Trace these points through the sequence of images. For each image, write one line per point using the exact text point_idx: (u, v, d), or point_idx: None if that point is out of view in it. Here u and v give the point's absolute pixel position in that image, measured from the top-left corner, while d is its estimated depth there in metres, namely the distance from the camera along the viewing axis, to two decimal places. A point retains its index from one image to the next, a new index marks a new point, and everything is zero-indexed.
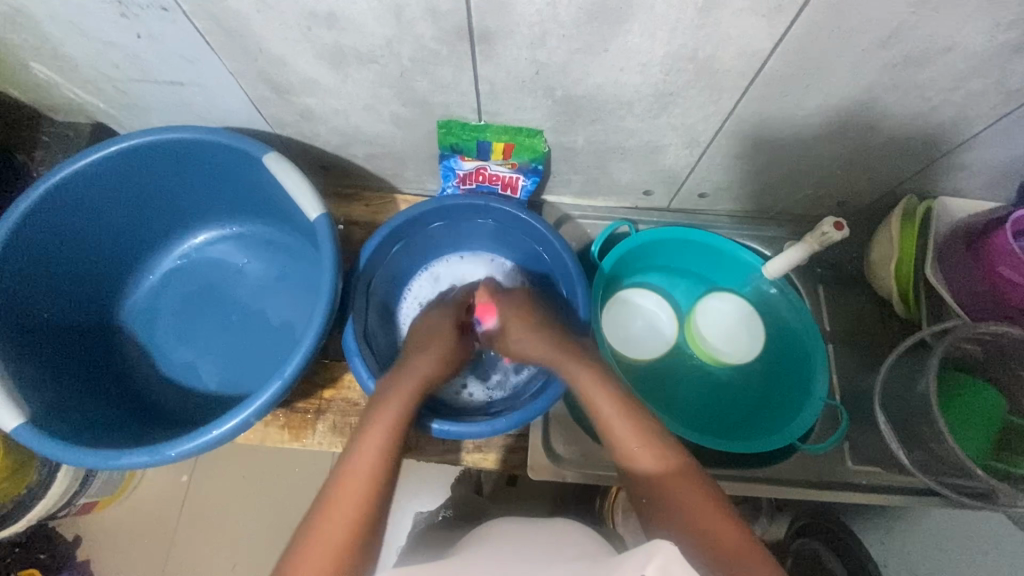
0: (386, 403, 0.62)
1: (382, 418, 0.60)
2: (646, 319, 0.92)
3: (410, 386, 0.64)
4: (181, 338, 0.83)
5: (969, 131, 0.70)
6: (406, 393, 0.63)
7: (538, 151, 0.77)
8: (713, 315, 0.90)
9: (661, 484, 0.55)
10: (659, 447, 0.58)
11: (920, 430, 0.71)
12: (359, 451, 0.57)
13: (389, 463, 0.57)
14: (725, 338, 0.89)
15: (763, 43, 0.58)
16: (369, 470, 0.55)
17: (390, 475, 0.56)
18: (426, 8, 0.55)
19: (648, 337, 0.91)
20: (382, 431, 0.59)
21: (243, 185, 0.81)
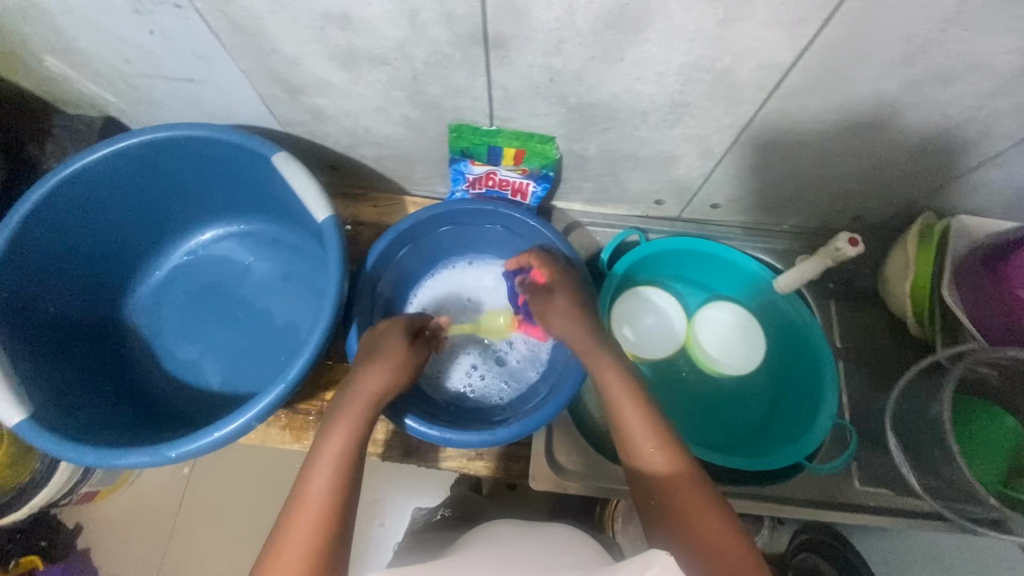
0: (353, 403, 0.60)
1: (341, 424, 0.58)
2: (656, 318, 0.91)
3: (363, 400, 0.61)
4: (185, 335, 0.82)
5: (992, 149, 0.68)
6: (371, 392, 0.62)
7: (549, 157, 0.76)
8: (712, 318, 0.90)
9: (663, 484, 0.55)
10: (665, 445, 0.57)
11: (933, 455, 0.69)
12: (312, 477, 0.54)
13: (344, 487, 0.54)
14: (725, 342, 0.89)
15: (784, 56, 0.56)
16: (324, 495, 0.53)
17: (347, 500, 0.54)
18: (442, 12, 0.54)
19: (653, 331, 0.90)
20: (334, 454, 0.56)
21: (252, 183, 0.81)
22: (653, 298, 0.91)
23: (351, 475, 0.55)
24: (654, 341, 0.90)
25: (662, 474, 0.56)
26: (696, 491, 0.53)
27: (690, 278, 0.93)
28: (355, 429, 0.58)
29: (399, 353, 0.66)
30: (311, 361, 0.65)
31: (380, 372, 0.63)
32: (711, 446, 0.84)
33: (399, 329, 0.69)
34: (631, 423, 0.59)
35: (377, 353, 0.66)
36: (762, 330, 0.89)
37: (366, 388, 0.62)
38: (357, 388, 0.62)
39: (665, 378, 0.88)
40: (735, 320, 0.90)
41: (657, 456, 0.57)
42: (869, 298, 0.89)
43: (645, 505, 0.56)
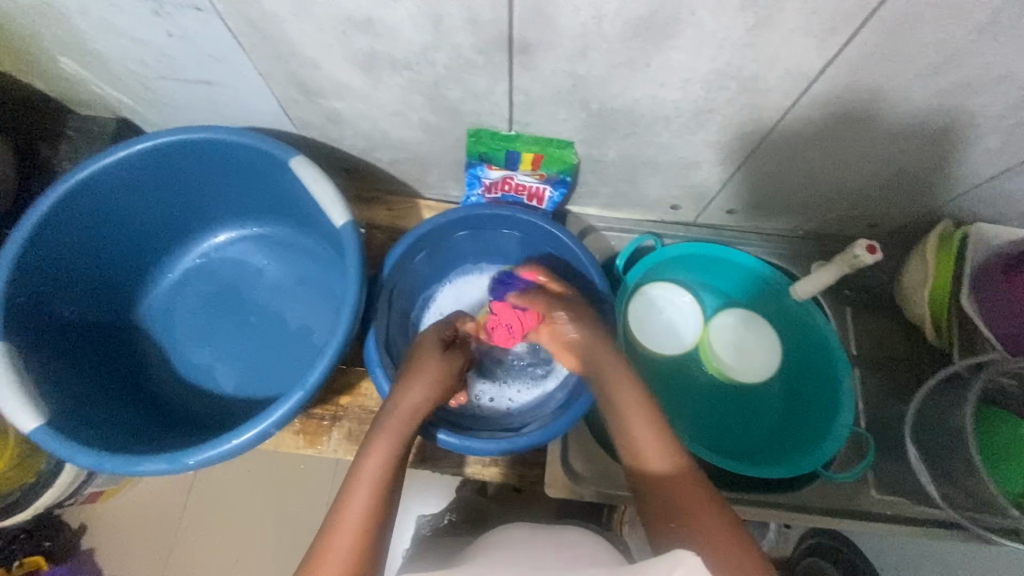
0: (389, 420, 0.61)
1: (380, 442, 0.59)
2: (673, 315, 0.91)
3: (397, 422, 0.61)
4: (198, 338, 0.82)
5: (1015, 158, 0.68)
6: (405, 411, 0.62)
7: (568, 163, 0.76)
8: (721, 326, 0.90)
9: (666, 483, 0.55)
10: (665, 445, 0.58)
11: (952, 465, 0.69)
12: (347, 504, 0.54)
13: (380, 514, 0.54)
14: (736, 352, 0.89)
15: (812, 64, 0.56)
16: (360, 519, 0.53)
17: (381, 527, 0.54)
18: (467, 18, 0.54)
19: (667, 326, 0.90)
20: (370, 481, 0.56)
21: (267, 186, 0.80)
22: (667, 292, 0.91)
23: (386, 502, 0.55)
24: (665, 335, 0.90)
25: (665, 473, 0.56)
26: (698, 497, 0.53)
27: (706, 283, 0.93)
28: (391, 455, 0.58)
29: (432, 374, 0.67)
30: (332, 367, 0.64)
31: (412, 396, 0.64)
32: (726, 454, 0.84)
33: (429, 350, 0.71)
34: (636, 425, 0.59)
35: (409, 374, 0.67)
36: (777, 336, 0.89)
37: (401, 405, 0.63)
38: (392, 406, 0.63)
39: (676, 382, 0.88)
40: (745, 329, 0.90)
41: (660, 458, 0.57)
42: (884, 305, 0.89)
43: (648, 508, 0.55)
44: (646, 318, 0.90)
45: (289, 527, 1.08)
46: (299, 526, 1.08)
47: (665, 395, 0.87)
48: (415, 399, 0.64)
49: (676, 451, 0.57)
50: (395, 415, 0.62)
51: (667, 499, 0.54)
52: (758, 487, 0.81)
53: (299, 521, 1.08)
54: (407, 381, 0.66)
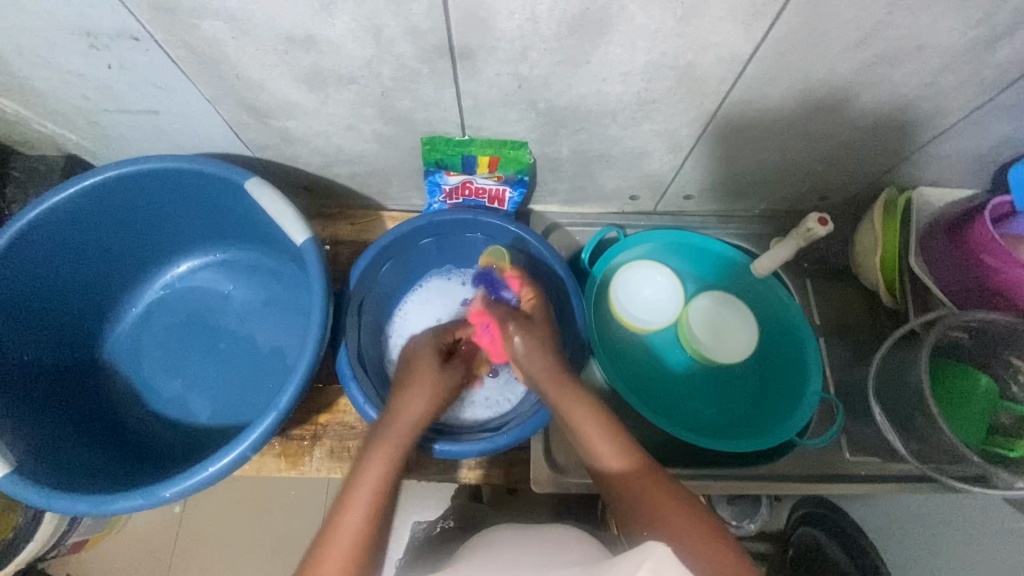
0: (392, 431, 0.62)
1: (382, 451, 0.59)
2: (659, 295, 0.91)
3: (401, 431, 0.62)
4: (169, 370, 0.81)
5: (945, 122, 0.71)
6: (406, 424, 0.63)
7: (524, 162, 0.77)
8: (699, 311, 0.89)
9: (634, 483, 0.58)
10: (629, 450, 0.61)
11: (915, 420, 0.71)
12: (343, 514, 0.55)
13: (377, 521, 0.55)
14: (712, 333, 0.89)
15: (742, 49, 0.58)
16: (360, 525, 0.54)
17: (378, 532, 0.55)
18: (406, 28, 0.55)
19: (653, 303, 0.91)
20: (372, 483, 0.57)
21: (226, 211, 0.79)
22: (637, 272, 0.91)
23: (386, 504, 0.57)
24: (646, 312, 0.91)
25: (631, 475, 0.59)
26: (650, 482, 0.57)
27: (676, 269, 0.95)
28: (390, 463, 0.59)
29: (430, 384, 0.68)
30: (304, 386, 0.64)
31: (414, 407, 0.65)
32: (703, 432, 0.85)
33: (429, 360, 0.71)
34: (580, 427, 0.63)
35: (409, 385, 0.68)
36: (750, 313, 0.90)
37: (401, 417, 0.64)
38: (395, 417, 0.64)
39: (648, 364, 0.90)
40: (723, 313, 0.90)
41: (612, 455, 0.61)
42: (842, 274, 0.92)
43: (616, 505, 0.59)
44: (637, 290, 0.91)
45: (285, 555, 1.06)
46: (295, 553, 1.06)
47: (641, 380, 0.89)
48: (417, 410, 0.65)
49: (626, 447, 0.61)
50: (395, 426, 0.62)
51: (626, 493, 0.58)
52: (736, 461, 0.83)
53: (291, 551, 1.07)
54: (407, 393, 0.67)
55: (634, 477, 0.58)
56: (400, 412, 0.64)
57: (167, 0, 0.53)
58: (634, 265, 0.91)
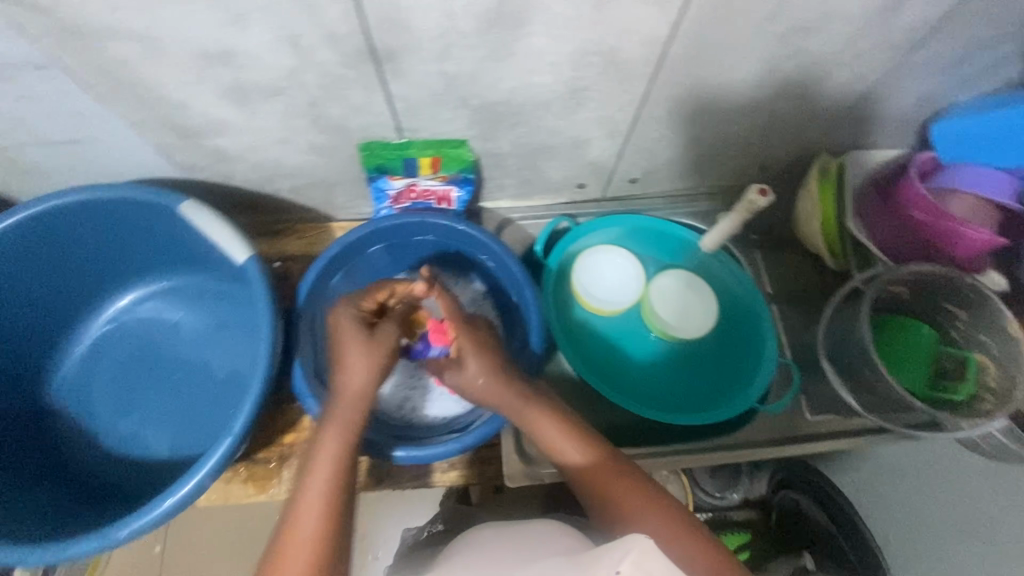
0: (340, 408, 0.58)
1: (332, 433, 0.56)
2: (620, 277, 0.91)
3: (351, 406, 0.58)
4: (120, 407, 0.78)
5: (865, 85, 0.74)
6: (354, 396, 0.59)
7: (466, 160, 0.77)
8: (663, 292, 0.89)
9: (597, 481, 0.59)
10: (587, 444, 0.62)
11: (863, 373, 0.74)
12: (299, 509, 0.53)
13: (340, 507, 0.54)
14: (676, 311, 0.89)
15: (660, 30, 0.59)
16: (320, 514, 0.52)
17: (340, 520, 0.53)
18: (323, 34, 0.54)
19: (615, 285, 0.91)
20: (325, 468, 0.55)
21: (163, 237, 0.77)
22: (597, 256, 0.91)
23: (346, 488, 0.55)
24: (610, 295, 0.91)
25: (599, 471, 0.59)
26: (612, 474, 0.59)
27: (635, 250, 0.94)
28: (342, 445, 0.56)
29: (363, 350, 0.60)
30: (257, 409, 0.63)
31: (356, 373, 0.59)
32: (669, 407, 0.87)
33: (353, 332, 0.62)
34: (537, 421, 0.63)
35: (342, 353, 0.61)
36: (710, 288, 0.90)
37: (349, 388, 0.59)
38: (343, 390, 0.59)
39: (611, 346, 0.91)
40: (685, 291, 0.90)
41: (575, 453, 0.61)
42: (788, 242, 0.95)
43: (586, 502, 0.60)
44: (600, 273, 0.91)
45: None
46: None
47: (605, 365, 0.90)
48: (358, 381, 0.59)
49: (588, 444, 0.62)
50: (340, 403, 0.58)
51: (595, 489, 0.59)
52: (701, 434, 0.86)
53: None
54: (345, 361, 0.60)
55: (598, 472, 0.59)
56: (345, 387, 0.59)
57: (70, 25, 0.51)
58: (593, 250, 0.91)
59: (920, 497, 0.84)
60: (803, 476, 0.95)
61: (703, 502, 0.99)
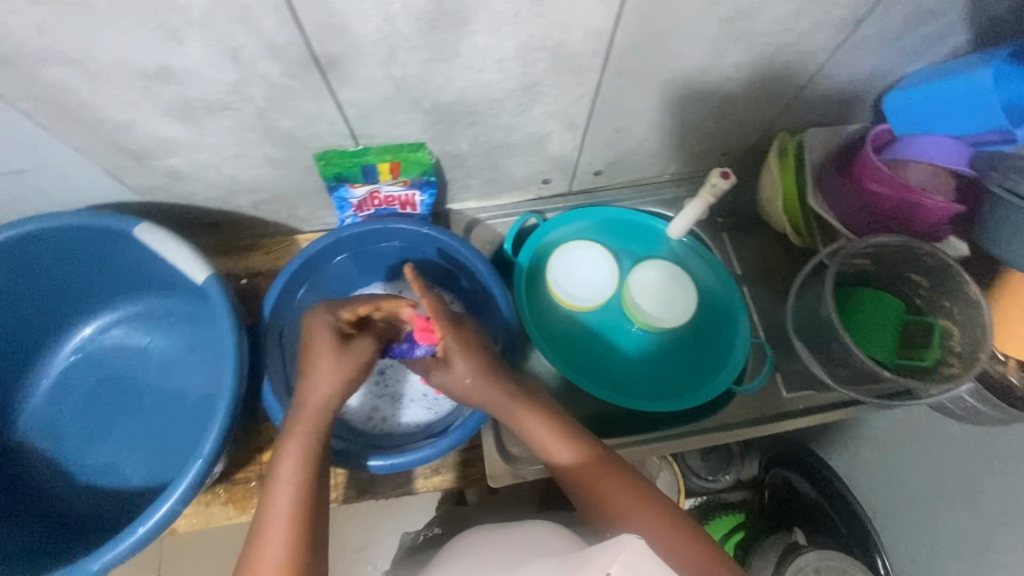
0: (300, 417, 0.58)
1: (294, 441, 0.56)
2: (596, 270, 0.91)
3: (313, 414, 0.58)
4: (91, 438, 0.76)
5: (815, 63, 0.75)
6: (316, 403, 0.59)
7: (426, 163, 0.76)
8: (641, 282, 0.89)
9: (588, 477, 0.59)
10: (578, 442, 0.62)
11: (833, 347, 0.74)
12: (269, 523, 0.52)
13: (310, 516, 0.53)
14: (656, 302, 0.89)
15: (604, 21, 0.59)
16: (288, 526, 0.52)
17: (311, 529, 0.53)
18: (263, 45, 0.53)
19: (591, 279, 0.91)
20: (290, 477, 0.54)
21: (123, 262, 0.76)
22: (573, 252, 0.91)
23: (314, 496, 0.54)
24: (587, 290, 0.91)
25: (589, 467, 0.60)
26: (602, 469, 0.60)
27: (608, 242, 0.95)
28: (307, 452, 0.56)
29: (335, 363, 0.60)
30: (225, 430, 0.62)
31: (322, 383, 0.60)
32: (649, 396, 0.87)
33: (326, 343, 0.61)
34: (528, 418, 0.64)
35: (312, 363, 0.61)
36: (684, 273, 0.90)
37: (311, 396, 0.59)
38: (306, 398, 0.59)
39: (588, 342, 0.91)
40: (663, 281, 0.89)
41: (566, 451, 0.62)
42: (754, 223, 0.96)
43: (577, 500, 0.60)
44: (576, 269, 0.91)
45: None
46: None
47: (584, 358, 0.90)
48: (322, 390, 0.59)
49: (579, 440, 0.62)
50: (303, 414, 0.58)
51: (585, 484, 0.59)
52: (681, 419, 0.86)
53: None
54: (311, 371, 0.60)
55: (588, 469, 0.60)
56: (309, 398, 0.59)
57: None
58: (566, 247, 0.91)
59: (911, 471, 0.85)
60: (795, 454, 0.97)
61: (696, 486, 0.99)
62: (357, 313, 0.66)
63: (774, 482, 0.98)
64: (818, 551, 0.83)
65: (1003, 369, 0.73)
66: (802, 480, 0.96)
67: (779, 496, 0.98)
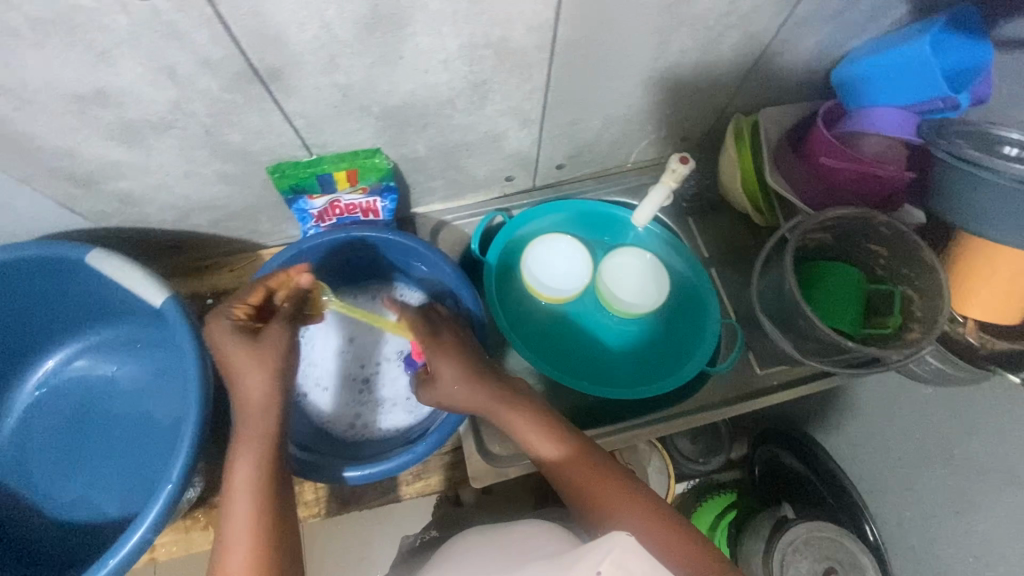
0: (250, 422, 0.55)
1: (247, 448, 0.54)
2: (571, 263, 0.91)
3: (259, 417, 0.55)
4: (61, 472, 0.75)
5: (761, 44, 0.76)
6: (261, 405, 0.56)
7: (383, 169, 0.75)
8: (616, 273, 0.90)
9: (574, 475, 0.59)
10: (565, 440, 0.62)
11: (799, 322, 0.75)
12: (230, 536, 0.52)
13: (272, 522, 0.53)
14: (631, 292, 0.89)
15: (545, 14, 0.59)
16: (250, 536, 0.52)
17: (273, 535, 0.53)
18: (199, 61, 0.53)
19: (567, 272, 0.91)
20: (247, 487, 0.53)
21: (81, 290, 0.74)
22: (545, 246, 0.91)
23: (273, 502, 0.54)
24: (563, 282, 0.91)
25: (574, 465, 0.60)
26: (581, 466, 0.60)
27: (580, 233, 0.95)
28: (259, 459, 0.54)
29: (256, 358, 0.56)
30: (193, 453, 0.62)
31: (254, 383, 0.56)
32: (627, 383, 0.88)
33: (233, 344, 0.57)
34: (509, 415, 0.63)
35: (233, 367, 0.56)
36: (653, 258, 0.91)
37: (251, 398, 0.56)
38: (246, 400, 0.55)
39: (567, 333, 0.91)
40: (635, 271, 0.90)
41: (551, 448, 0.62)
42: (718, 204, 0.97)
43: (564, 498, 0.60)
44: (551, 263, 0.91)
45: None
46: None
47: (560, 351, 0.90)
48: (255, 389, 0.56)
49: (565, 438, 0.62)
50: (249, 418, 0.55)
51: (570, 482, 0.59)
52: (658, 405, 0.87)
53: None
54: (239, 373, 0.56)
55: (573, 467, 0.60)
56: (249, 403, 0.56)
57: None
58: (540, 241, 0.91)
59: (889, 437, 0.87)
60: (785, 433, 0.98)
61: (686, 468, 1.01)
62: (254, 304, 0.62)
63: (763, 459, 1.00)
64: (807, 523, 0.82)
65: (962, 329, 0.75)
66: (790, 456, 0.96)
67: (768, 473, 0.99)
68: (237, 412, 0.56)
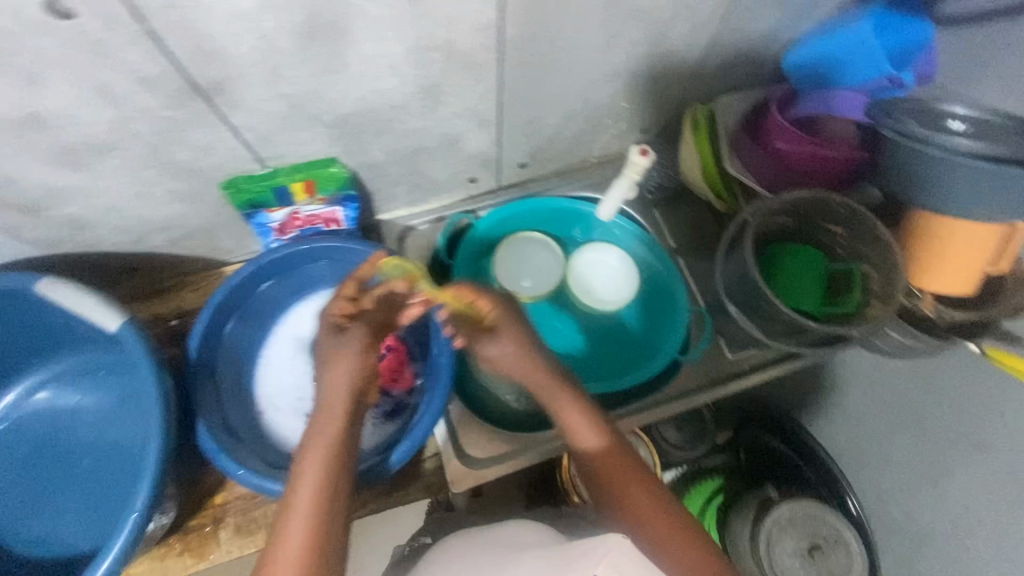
0: (329, 410, 0.60)
1: (323, 432, 0.59)
2: (543, 260, 0.92)
3: (339, 405, 0.61)
4: (27, 509, 0.73)
5: (709, 33, 0.76)
6: (342, 395, 0.61)
7: (341, 178, 0.74)
8: (591, 266, 0.91)
9: (606, 468, 0.61)
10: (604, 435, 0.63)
11: (762, 305, 0.76)
12: (291, 514, 0.55)
13: (329, 508, 0.56)
14: (604, 284, 0.90)
15: (489, 14, 0.59)
16: (309, 517, 0.55)
17: (328, 521, 0.55)
18: (134, 78, 0.51)
19: (539, 269, 0.91)
20: (315, 469, 0.57)
21: (35, 321, 0.72)
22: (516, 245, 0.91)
23: (335, 488, 0.57)
24: (535, 279, 0.91)
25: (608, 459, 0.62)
26: (625, 462, 0.61)
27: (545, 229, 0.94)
28: (332, 445, 0.59)
29: (345, 352, 0.61)
30: (157, 484, 0.60)
31: (337, 375, 0.61)
32: (600, 377, 0.88)
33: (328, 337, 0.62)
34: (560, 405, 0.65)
35: (329, 355, 0.61)
36: (620, 252, 0.91)
37: (334, 389, 0.61)
38: (330, 390, 0.61)
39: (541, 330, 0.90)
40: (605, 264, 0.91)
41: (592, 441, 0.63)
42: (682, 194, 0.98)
43: (593, 487, 0.63)
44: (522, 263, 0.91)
45: None
46: None
47: None
48: (341, 379, 0.61)
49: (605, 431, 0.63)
50: (331, 406, 0.61)
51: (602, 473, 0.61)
52: (631, 396, 0.88)
53: None
54: (330, 363, 0.61)
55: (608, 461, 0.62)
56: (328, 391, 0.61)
57: None
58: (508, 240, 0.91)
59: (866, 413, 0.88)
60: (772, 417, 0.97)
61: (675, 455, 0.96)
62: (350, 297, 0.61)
63: (753, 445, 0.98)
64: (791, 502, 0.83)
65: (919, 302, 0.76)
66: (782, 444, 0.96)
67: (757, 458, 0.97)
68: (319, 401, 0.62)
